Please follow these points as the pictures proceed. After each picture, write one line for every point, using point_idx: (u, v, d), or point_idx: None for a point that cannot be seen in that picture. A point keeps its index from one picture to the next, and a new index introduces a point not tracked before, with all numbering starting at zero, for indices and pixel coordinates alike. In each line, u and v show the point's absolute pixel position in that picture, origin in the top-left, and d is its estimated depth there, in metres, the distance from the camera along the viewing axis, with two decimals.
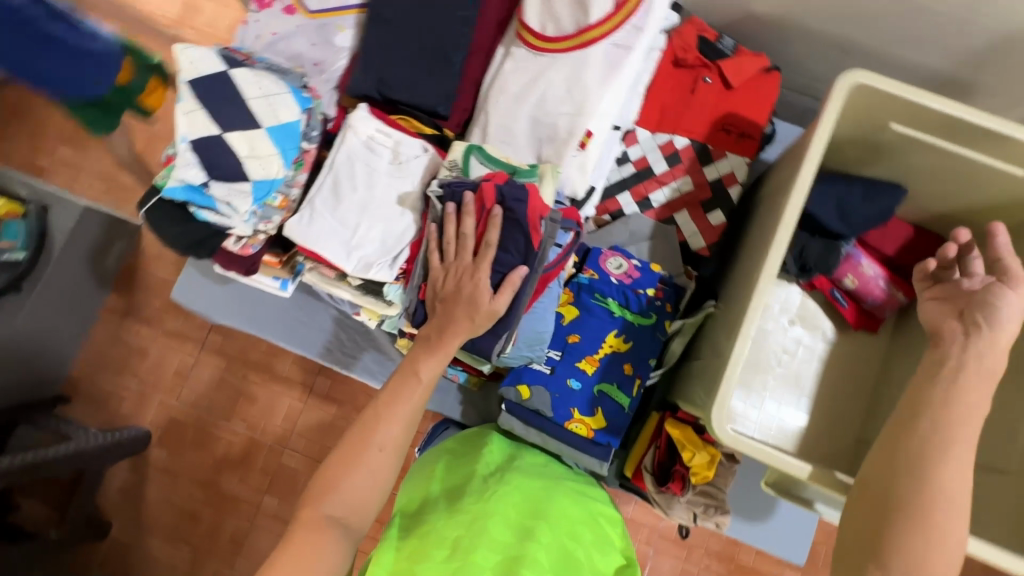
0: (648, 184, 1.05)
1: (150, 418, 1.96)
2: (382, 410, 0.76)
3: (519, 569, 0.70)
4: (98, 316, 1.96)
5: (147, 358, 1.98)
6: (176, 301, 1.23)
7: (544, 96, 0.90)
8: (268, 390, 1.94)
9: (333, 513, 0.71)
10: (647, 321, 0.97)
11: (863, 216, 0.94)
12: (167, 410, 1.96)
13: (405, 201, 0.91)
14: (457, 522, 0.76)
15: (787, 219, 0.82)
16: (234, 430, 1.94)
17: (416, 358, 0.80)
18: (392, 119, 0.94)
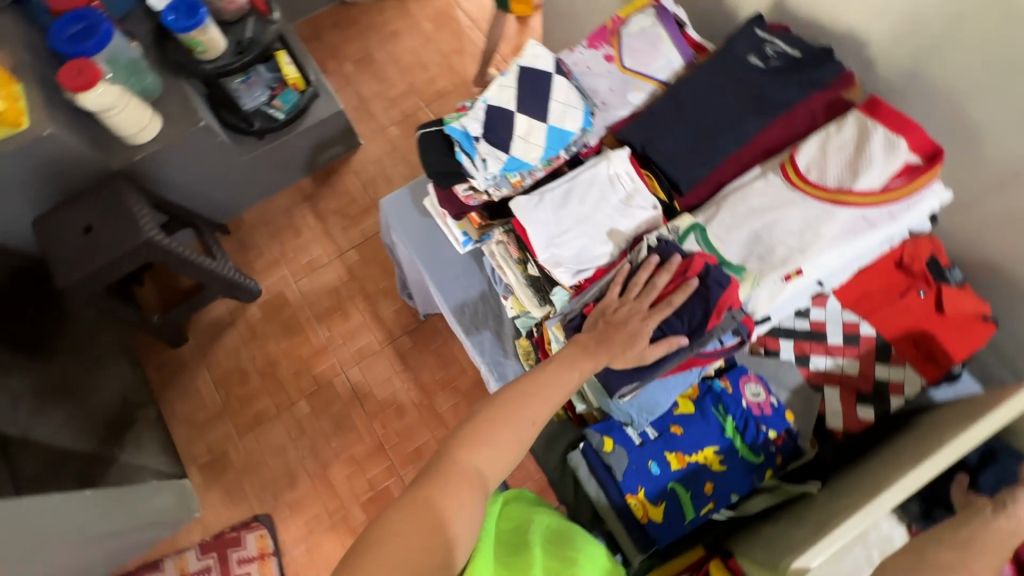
0: (816, 346, 1.07)
1: (268, 282, 2.32)
2: (528, 392, 0.84)
3: None
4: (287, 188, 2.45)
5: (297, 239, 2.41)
6: (380, 205, 1.43)
7: (776, 221, 0.99)
8: (362, 318, 2.26)
9: (478, 469, 0.76)
10: (754, 459, 0.98)
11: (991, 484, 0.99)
12: (281, 284, 2.33)
13: (614, 235, 1.03)
14: None
15: (945, 451, 0.81)
16: (317, 332, 2.24)
17: (574, 357, 0.89)
18: (641, 171, 1.08)
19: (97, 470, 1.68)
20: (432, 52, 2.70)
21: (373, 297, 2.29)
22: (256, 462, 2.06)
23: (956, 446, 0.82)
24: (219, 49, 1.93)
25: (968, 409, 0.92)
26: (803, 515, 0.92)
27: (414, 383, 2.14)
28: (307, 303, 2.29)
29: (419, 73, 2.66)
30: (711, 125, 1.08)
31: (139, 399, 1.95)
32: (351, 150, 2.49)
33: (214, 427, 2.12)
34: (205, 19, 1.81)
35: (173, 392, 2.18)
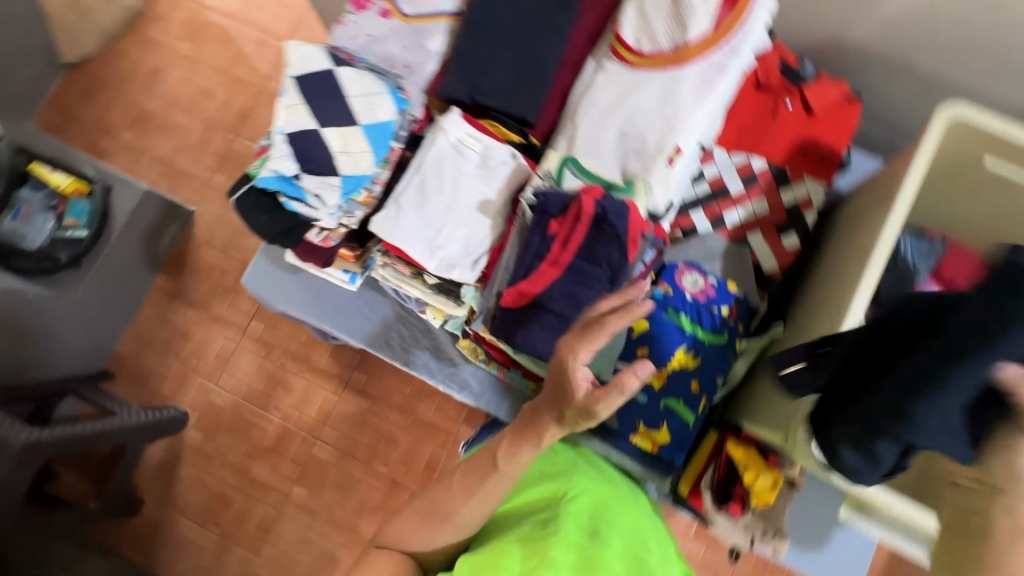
0: (723, 204, 1.06)
1: (189, 400, 1.97)
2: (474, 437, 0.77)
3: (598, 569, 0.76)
4: (147, 297, 2.01)
5: (190, 340, 2.01)
6: (242, 288, 1.24)
7: (634, 110, 0.92)
8: (304, 381, 1.97)
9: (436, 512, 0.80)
10: (720, 340, 0.97)
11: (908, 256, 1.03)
12: (205, 394, 1.98)
13: (487, 208, 0.93)
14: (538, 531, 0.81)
15: (877, 255, 0.82)
16: (269, 418, 1.95)
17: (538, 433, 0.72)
18: (482, 125, 0.97)
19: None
20: (181, 48, 2.07)
21: (302, 353, 1.98)
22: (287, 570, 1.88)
23: (882, 246, 0.83)
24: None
25: (871, 196, 0.94)
26: None
27: (394, 411, 1.94)
28: (240, 400, 1.97)
29: (179, 72, 2.04)
30: (529, 39, 0.96)
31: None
32: (188, 223, 2.00)
33: (229, 560, 1.88)
34: None
35: (162, 558, 1.90)
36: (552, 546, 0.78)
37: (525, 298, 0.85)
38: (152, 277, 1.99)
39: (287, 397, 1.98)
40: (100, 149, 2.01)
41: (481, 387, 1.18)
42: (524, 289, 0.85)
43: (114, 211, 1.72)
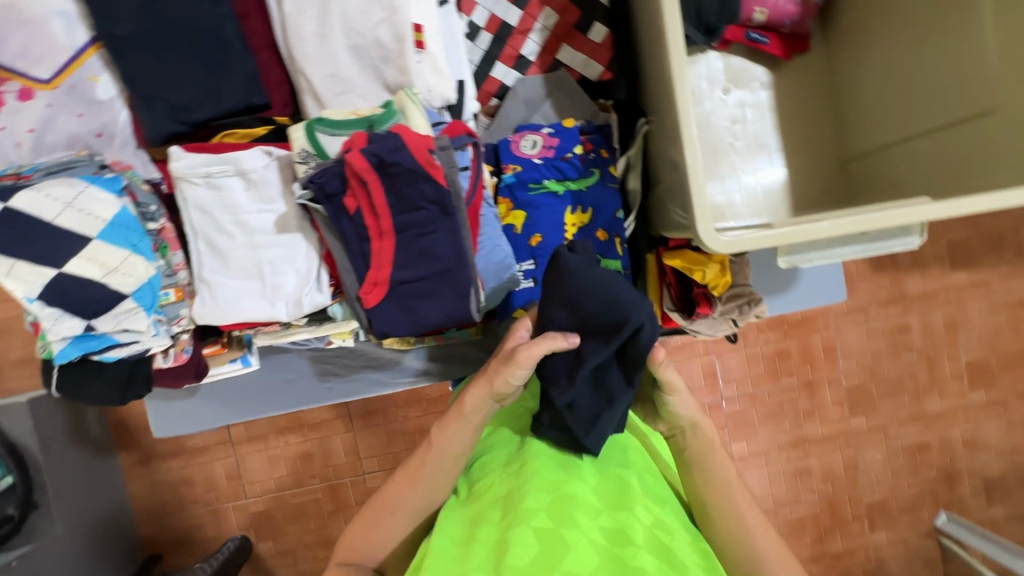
0: (515, 40, 0.91)
1: (237, 525, 1.84)
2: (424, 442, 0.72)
3: (574, 509, 0.63)
4: (125, 478, 1.80)
5: (196, 483, 1.84)
6: (165, 438, 1.14)
7: (346, 17, 0.74)
8: (316, 441, 1.83)
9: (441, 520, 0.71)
10: (593, 179, 0.88)
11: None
12: (246, 511, 1.85)
13: (287, 223, 0.79)
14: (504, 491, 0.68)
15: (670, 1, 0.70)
16: (312, 489, 1.84)
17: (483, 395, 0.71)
18: (217, 144, 0.79)
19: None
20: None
21: (293, 421, 1.82)
22: None
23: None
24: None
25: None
26: (667, 162, 0.84)
27: (409, 404, 1.81)
28: (279, 496, 1.84)
29: None
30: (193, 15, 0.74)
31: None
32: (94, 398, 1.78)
33: None
34: None
35: None
36: (522, 496, 0.65)
37: (384, 286, 0.74)
38: (111, 461, 1.76)
39: (314, 463, 1.85)
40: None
41: (432, 362, 1.10)
42: (375, 278, 0.74)
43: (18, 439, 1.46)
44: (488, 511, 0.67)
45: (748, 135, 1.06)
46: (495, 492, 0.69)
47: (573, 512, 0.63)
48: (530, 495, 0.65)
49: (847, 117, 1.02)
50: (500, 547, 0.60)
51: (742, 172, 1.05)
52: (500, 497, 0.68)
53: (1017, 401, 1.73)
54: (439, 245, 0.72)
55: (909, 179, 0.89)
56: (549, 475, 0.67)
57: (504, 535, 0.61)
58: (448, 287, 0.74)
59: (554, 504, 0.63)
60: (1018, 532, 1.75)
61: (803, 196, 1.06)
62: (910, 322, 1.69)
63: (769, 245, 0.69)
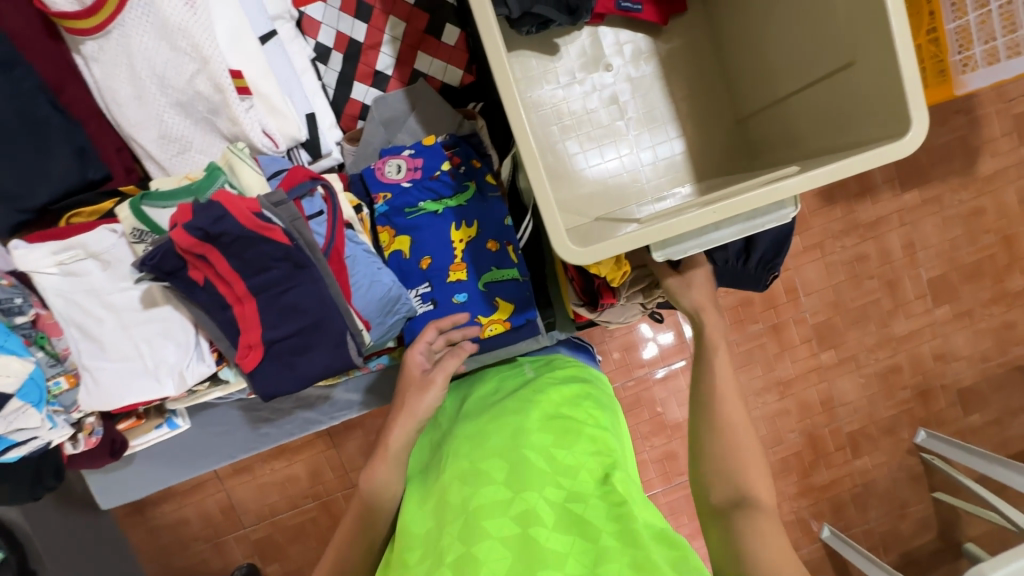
0: (367, 57, 0.86)
1: (240, 555, 1.87)
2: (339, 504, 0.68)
3: (481, 517, 0.55)
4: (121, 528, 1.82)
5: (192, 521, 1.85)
6: (114, 507, 1.14)
7: (157, 75, 0.70)
8: (299, 463, 1.84)
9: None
10: (470, 193, 0.84)
11: None
12: (246, 540, 1.87)
13: (154, 297, 0.76)
14: (427, 515, 0.62)
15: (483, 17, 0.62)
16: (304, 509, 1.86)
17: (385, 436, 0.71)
18: (59, 228, 0.74)
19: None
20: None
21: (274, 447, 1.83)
22: None
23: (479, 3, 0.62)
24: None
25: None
26: None
27: (383, 414, 1.81)
28: (275, 520, 1.86)
29: None
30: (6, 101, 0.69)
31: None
32: None
33: None
34: None
35: None
36: (438, 531, 0.58)
37: (258, 347, 0.71)
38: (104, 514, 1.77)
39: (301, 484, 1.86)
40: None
41: (361, 390, 1.07)
42: (247, 340, 0.71)
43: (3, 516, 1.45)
44: (409, 549, 0.59)
45: (638, 109, 1.01)
46: (415, 528, 0.62)
47: (483, 523, 0.55)
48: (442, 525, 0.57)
49: (732, 72, 0.97)
50: None
51: (639, 148, 1.02)
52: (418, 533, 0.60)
53: (982, 309, 1.71)
54: (302, 299, 0.70)
55: (794, 133, 0.84)
56: (458, 492, 0.60)
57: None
58: (323, 337, 0.72)
59: (462, 520, 0.55)
60: (997, 434, 1.76)
61: (706, 163, 1.02)
62: (868, 251, 1.65)
63: (632, 245, 0.66)
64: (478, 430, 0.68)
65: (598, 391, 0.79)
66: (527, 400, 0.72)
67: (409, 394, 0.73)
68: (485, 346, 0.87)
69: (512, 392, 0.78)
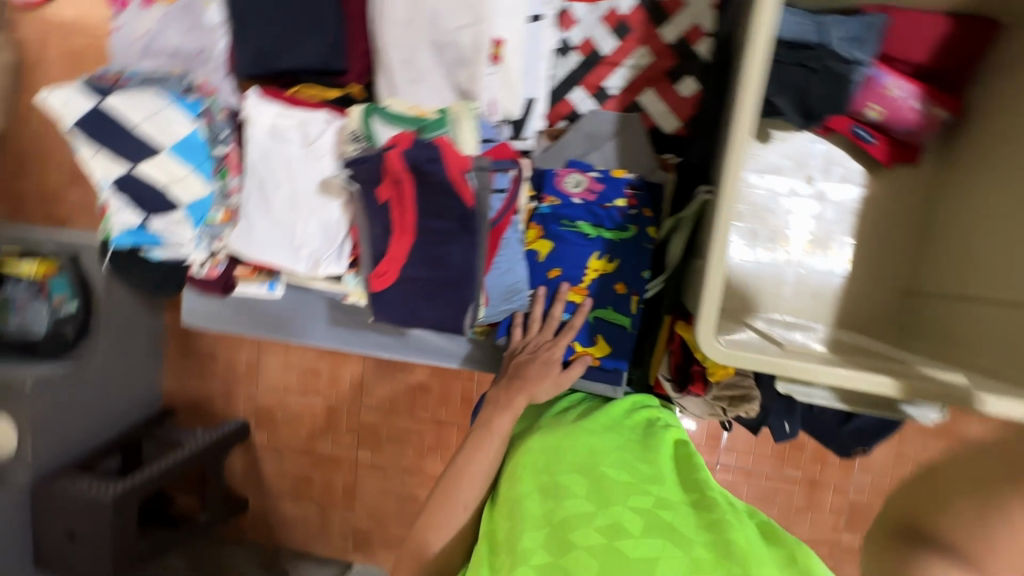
0: (601, 70, 0.89)
1: (241, 409, 2.19)
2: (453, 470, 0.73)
3: (568, 529, 0.56)
4: (165, 334, 2.17)
5: (219, 359, 2.20)
6: (190, 326, 1.27)
7: (435, 13, 0.75)
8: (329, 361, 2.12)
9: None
10: (628, 235, 0.86)
11: (822, 97, 0.86)
12: (252, 400, 2.19)
13: (329, 188, 0.83)
14: (504, 523, 0.63)
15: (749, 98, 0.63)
16: (311, 402, 2.13)
17: (488, 415, 0.78)
18: (289, 96, 0.84)
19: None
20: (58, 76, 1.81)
21: None
22: (381, 513, 2.14)
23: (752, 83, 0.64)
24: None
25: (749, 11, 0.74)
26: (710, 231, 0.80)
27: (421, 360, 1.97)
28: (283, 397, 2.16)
29: None
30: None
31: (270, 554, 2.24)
32: None
33: (332, 522, 2.20)
34: None
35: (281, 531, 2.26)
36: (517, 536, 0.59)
37: (393, 277, 0.78)
38: (158, 317, 2.15)
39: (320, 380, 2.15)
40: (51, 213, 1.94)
41: (434, 346, 1.12)
42: (387, 268, 0.77)
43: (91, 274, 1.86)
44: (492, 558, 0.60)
45: (817, 232, 0.98)
46: (498, 535, 0.63)
47: (570, 531, 0.56)
48: (523, 533, 0.59)
49: (929, 246, 0.91)
50: None
51: (796, 268, 0.99)
52: (499, 541, 0.61)
53: None
54: (450, 258, 0.74)
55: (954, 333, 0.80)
56: (541, 501, 0.62)
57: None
58: (449, 296, 0.77)
59: (549, 529, 0.57)
60: None
61: (855, 315, 0.98)
62: None
63: (767, 368, 0.65)
64: (555, 442, 0.70)
65: (668, 420, 0.83)
66: (603, 428, 0.74)
67: (537, 379, 0.82)
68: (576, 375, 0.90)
69: (585, 412, 0.81)
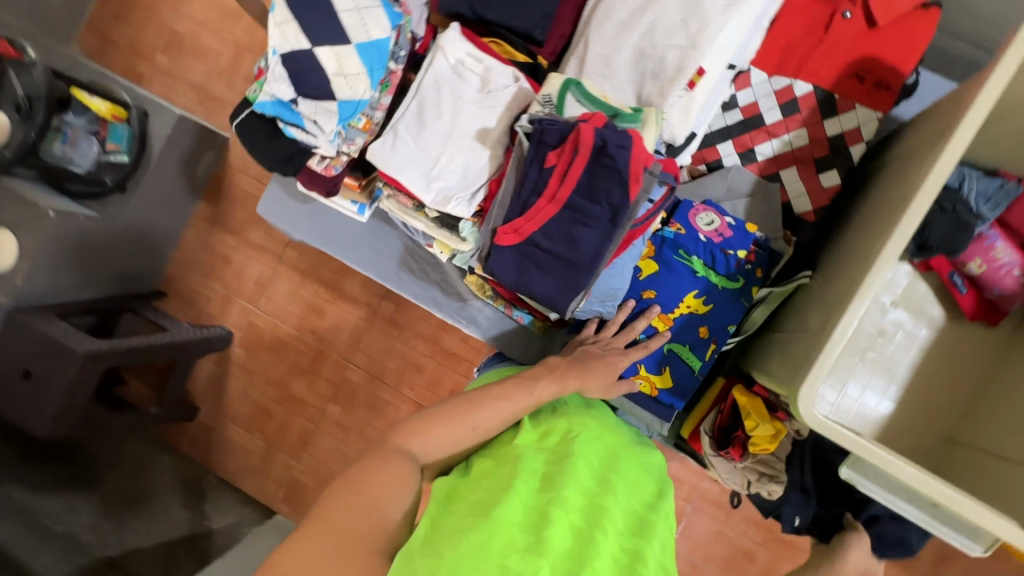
0: (757, 135, 0.95)
1: (232, 319, 2.18)
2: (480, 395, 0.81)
3: (604, 517, 0.71)
4: (189, 222, 2.17)
5: (230, 265, 2.19)
6: (260, 216, 1.26)
7: (654, 24, 0.80)
8: (338, 309, 2.13)
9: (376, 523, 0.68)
10: (733, 285, 0.90)
11: (937, 236, 0.92)
12: (247, 315, 2.18)
13: (487, 137, 0.86)
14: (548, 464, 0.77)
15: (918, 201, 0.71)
16: (304, 340, 2.14)
17: (538, 377, 0.84)
18: (483, 43, 0.87)
19: (202, 542, 1.75)
20: None
21: (333, 283, 2.12)
22: (324, 472, 2.13)
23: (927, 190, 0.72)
24: (5, 126, 1.40)
25: (926, 141, 0.83)
26: (814, 313, 0.85)
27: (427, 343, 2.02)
28: (278, 325, 2.16)
29: None
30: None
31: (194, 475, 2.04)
32: (223, 151, 2.09)
33: (272, 463, 2.16)
34: None
35: (218, 455, 2.21)
36: (562, 485, 0.73)
37: (520, 237, 0.79)
38: (192, 204, 2.13)
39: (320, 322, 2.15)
40: (131, 67, 2.00)
41: (490, 323, 1.18)
42: (519, 226, 0.79)
43: (152, 135, 1.82)
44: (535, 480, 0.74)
45: (882, 355, 1.02)
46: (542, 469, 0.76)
47: (604, 520, 0.71)
48: (568, 488, 0.73)
49: (984, 407, 0.97)
50: (540, 517, 0.68)
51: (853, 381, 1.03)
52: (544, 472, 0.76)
53: None
54: (586, 239, 0.77)
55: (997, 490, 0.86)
56: (590, 484, 0.76)
57: (543, 510, 0.69)
58: (568, 275, 0.79)
59: (590, 506, 0.72)
60: None
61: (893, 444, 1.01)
62: None
63: (845, 445, 0.70)
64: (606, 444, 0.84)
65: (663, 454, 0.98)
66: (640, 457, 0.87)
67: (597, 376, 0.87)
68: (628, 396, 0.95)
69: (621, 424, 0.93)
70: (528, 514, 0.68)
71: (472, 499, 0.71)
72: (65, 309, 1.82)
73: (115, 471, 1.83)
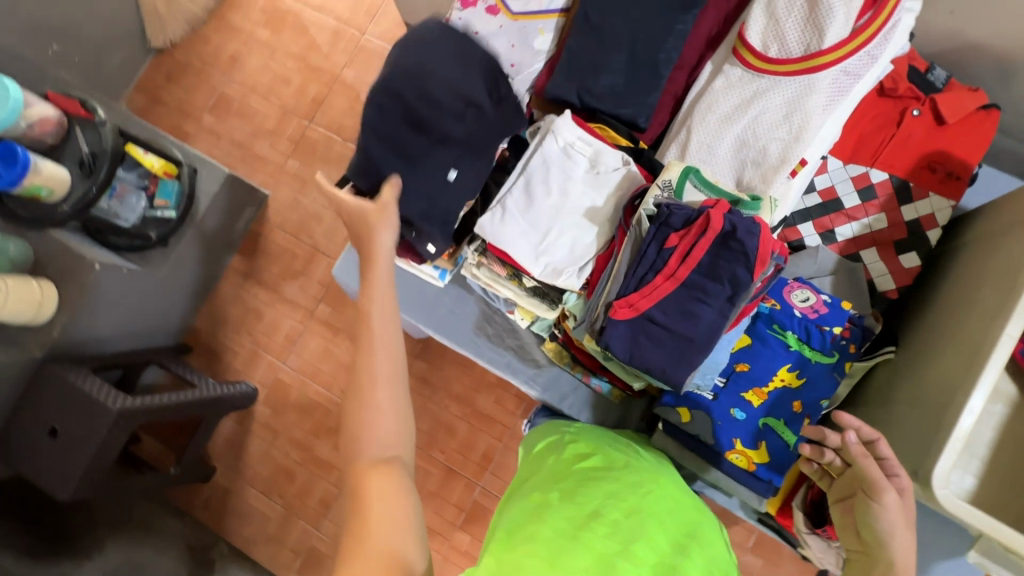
0: (836, 217, 1.01)
1: (259, 375, 2.03)
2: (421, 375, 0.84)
3: None
4: (223, 275, 2.10)
5: (262, 320, 2.08)
6: (333, 278, 1.29)
7: (756, 119, 0.88)
8: None
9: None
10: (827, 360, 0.93)
11: None
12: (274, 371, 2.03)
13: (595, 216, 0.91)
14: (617, 504, 0.78)
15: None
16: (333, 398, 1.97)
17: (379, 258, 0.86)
18: (591, 128, 0.94)
19: None
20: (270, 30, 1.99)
21: None
22: None
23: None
24: (65, 180, 1.30)
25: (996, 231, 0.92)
26: (917, 397, 0.86)
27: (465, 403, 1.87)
28: (309, 381, 2.00)
29: None
30: (637, 28, 0.92)
31: (204, 541, 1.73)
32: (263, 207, 2.10)
33: (289, 529, 1.90)
34: (29, 156, 1.21)
35: (233, 521, 1.94)
36: (634, 539, 0.74)
37: (635, 312, 0.82)
38: (229, 258, 2.08)
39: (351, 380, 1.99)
40: (179, 127, 2.11)
41: (562, 391, 1.17)
42: (635, 302, 0.81)
43: (199, 193, 1.79)
44: (601, 524, 0.75)
45: None
46: (606, 511, 0.77)
47: None
48: (637, 542, 0.74)
49: None
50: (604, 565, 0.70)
51: None
52: (607, 517, 0.76)
53: None
54: (704, 315, 0.79)
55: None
56: (664, 530, 0.77)
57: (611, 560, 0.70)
58: (683, 354, 0.81)
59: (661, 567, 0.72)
60: None
61: None
62: None
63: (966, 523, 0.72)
64: (671, 496, 0.83)
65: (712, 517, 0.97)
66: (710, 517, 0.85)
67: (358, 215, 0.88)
68: (727, 473, 0.96)
69: (668, 474, 0.88)
70: (598, 556, 0.71)
71: (537, 536, 0.73)
72: (54, 359, 1.55)
73: (120, 533, 1.60)
